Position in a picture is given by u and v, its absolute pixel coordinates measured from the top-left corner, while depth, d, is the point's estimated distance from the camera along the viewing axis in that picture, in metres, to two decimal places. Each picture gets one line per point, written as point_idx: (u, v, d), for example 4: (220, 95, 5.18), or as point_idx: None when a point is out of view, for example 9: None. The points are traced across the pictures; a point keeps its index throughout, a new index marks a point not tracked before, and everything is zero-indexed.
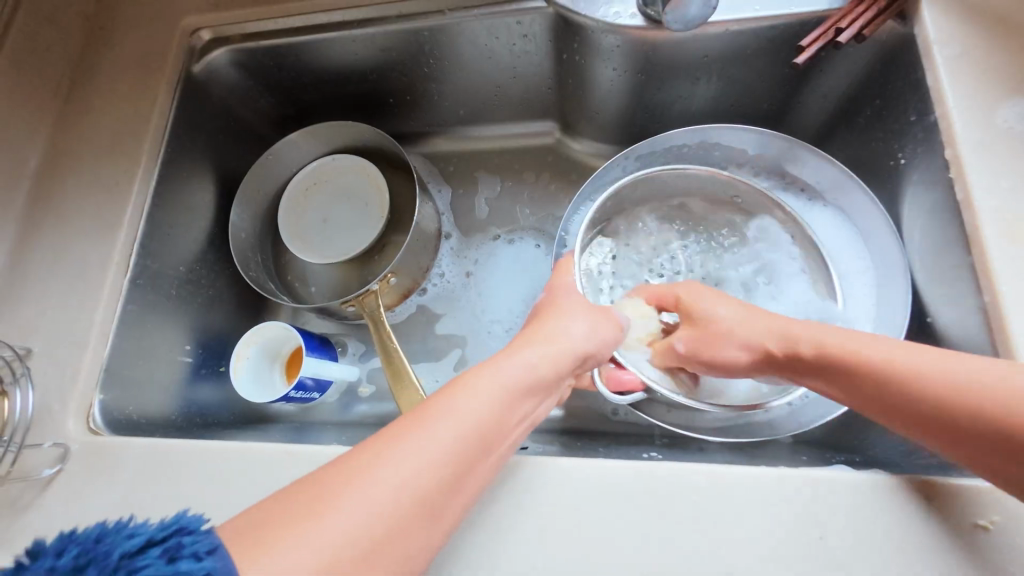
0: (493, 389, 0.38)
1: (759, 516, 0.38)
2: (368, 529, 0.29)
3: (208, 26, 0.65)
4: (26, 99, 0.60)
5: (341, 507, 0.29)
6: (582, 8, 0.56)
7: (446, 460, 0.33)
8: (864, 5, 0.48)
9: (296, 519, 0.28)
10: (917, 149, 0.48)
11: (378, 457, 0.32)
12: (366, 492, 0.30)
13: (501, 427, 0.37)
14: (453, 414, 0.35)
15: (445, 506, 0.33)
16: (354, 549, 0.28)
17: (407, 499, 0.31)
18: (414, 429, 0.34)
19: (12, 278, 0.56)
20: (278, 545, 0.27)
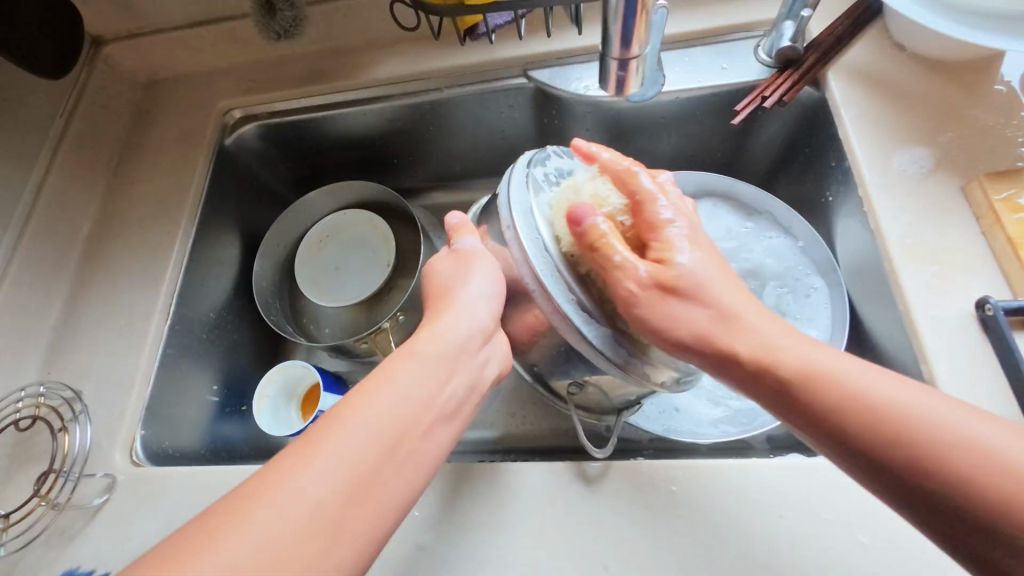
0: (414, 373, 0.43)
1: (726, 500, 0.44)
2: (326, 494, 0.35)
3: (238, 106, 0.76)
4: (82, 174, 0.70)
5: (299, 478, 0.35)
6: (557, 83, 0.67)
7: (393, 428, 0.39)
8: (785, 76, 0.59)
9: (259, 494, 0.34)
10: (841, 188, 0.58)
11: (314, 447, 0.37)
12: (318, 463, 0.36)
13: (430, 400, 0.42)
14: (396, 392, 0.41)
15: (399, 469, 0.38)
16: (307, 526, 0.33)
17: (343, 482, 0.36)
18: (344, 420, 0.39)
19: (65, 328, 0.63)
20: (227, 537, 0.32)
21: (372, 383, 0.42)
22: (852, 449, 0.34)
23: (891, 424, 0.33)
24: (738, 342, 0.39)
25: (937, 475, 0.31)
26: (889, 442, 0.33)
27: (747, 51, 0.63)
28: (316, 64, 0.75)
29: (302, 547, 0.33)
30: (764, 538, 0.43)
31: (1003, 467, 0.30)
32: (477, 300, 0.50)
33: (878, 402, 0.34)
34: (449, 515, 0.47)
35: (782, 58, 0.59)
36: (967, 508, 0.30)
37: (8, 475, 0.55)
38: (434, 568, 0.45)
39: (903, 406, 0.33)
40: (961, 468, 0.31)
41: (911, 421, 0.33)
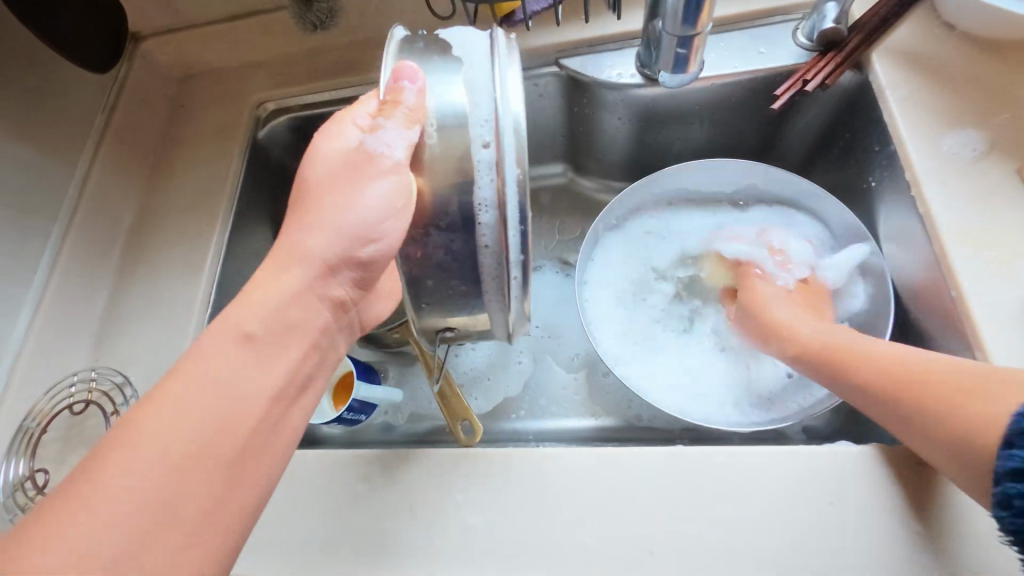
0: (253, 353, 0.39)
1: (773, 489, 0.44)
2: (157, 486, 0.34)
3: (271, 99, 0.76)
4: (123, 169, 0.71)
5: (93, 509, 0.32)
6: (590, 72, 0.66)
7: (190, 433, 0.35)
8: (827, 59, 0.57)
9: (54, 529, 0.32)
10: (884, 174, 0.57)
11: (142, 436, 0.35)
12: (117, 486, 0.33)
13: (280, 381, 0.40)
14: (204, 389, 0.37)
15: (219, 473, 0.36)
16: (136, 514, 0.33)
17: (175, 468, 0.35)
18: (168, 406, 0.36)
19: (109, 318, 0.65)
20: (65, 531, 0.32)
21: (168, 385, 0.37)
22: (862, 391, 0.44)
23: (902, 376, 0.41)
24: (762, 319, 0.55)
25: (941, 401, 0.38)
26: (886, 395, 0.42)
27: (786, 35, 0.62)
28: (348, 56, 0.75)
29: (138, 537, 0.33)
30: (808, 523, 0.43)
31: (996, 387, 0.36)
32: (361, 231, 0.43)
33: (879, 360, 0.44)
34: (491, 498, 0.48)
35: (825, 40, 0.58)
36: (952, 427, 0.37)
37: (62, 458, 0.56)
38: (478, 549, 0.46)
39: (918, 357, 0.42)
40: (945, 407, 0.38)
41: (884, 367, 0.43)
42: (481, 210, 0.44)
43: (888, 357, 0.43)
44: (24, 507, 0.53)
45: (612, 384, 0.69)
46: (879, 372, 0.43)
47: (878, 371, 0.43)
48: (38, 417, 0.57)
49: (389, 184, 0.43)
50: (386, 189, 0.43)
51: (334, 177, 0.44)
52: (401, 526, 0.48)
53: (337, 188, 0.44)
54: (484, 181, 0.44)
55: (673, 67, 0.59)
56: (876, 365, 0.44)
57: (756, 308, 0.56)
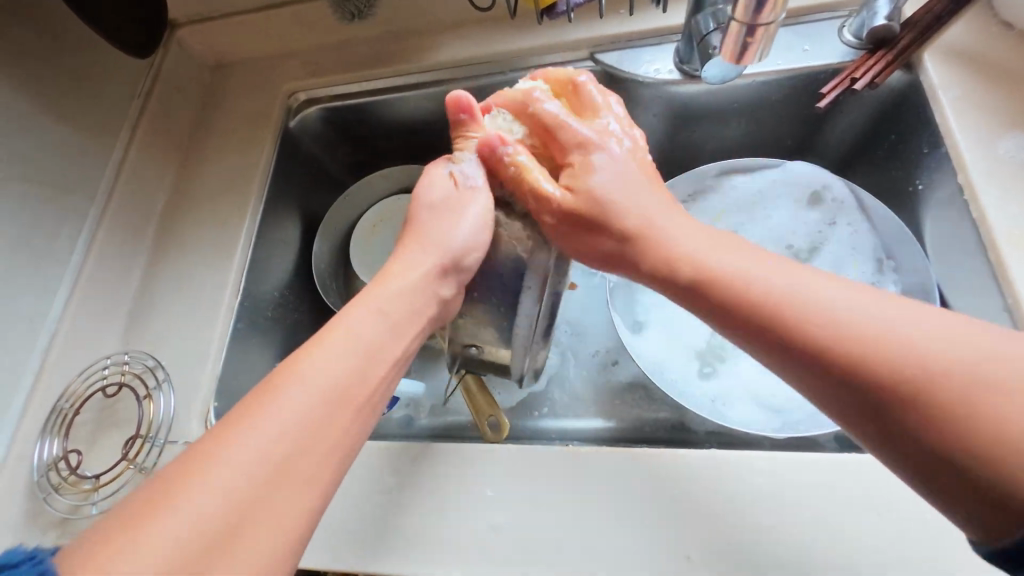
0: (356, 337, 0.41)
1: (815, 496, 0.43)
2: (264, 461, 0.34)
3: (303, 89, 0.76)
4: (157, 156, 0.72)
5: (207, 484, 0.32)
6: (627, 67, 0.65)
7: (338, 380, 0.38)
8: (875, 57, 0.56)
9: (210, 457, 0.34)
10: (932, 176, 0.55)
11: (258, 413, 0.36)
12: (227, 463, 0.33)
13: (377, 362, 0.41)
14: (347, 346, 0.40)
15: (349, 429, 0.38)
16: (245, 490, 0.33)
17: (287, 444, 0.35)
18: (285, 384, 0.37)
19: (141, 303, 0.65)
20: (171, 507, 0.31)
21: (314, 341, 0.40)
22: (839, 399, 0.33)
23: (856, 347, 0.32)
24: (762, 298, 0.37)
25: (943, 408, 0.29)
26: (838, 370, 0.33)
27: (831, 32, 0.60)
28: (380, 46, 0.74)
29: (247, 510, 0.33)
30: (850, 531, 0.42)
31: (970, 375, 0.30)
32: (455, 254, 0.47)
33: (859, 352, 0.32)
34: (522, 494, 0.47)
35: (874, 38, 0.56)
36: (938, 444, 0.30)
37: (93, 439, 0.57)
38: (510, 546, 0.45)
39: (918, 344, 0.31)
40: (985, 416, 0.28)
41: (894, 373, 0.31)
42: (527, 289, 0.49)
43: (826, 314, 0.34)
44: (58, 486, 0.54)
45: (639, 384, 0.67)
46: (855, 338, 0.33)
47: (834, 337, 0.33)
48: (73, 398, 0.58)
49: (468, 229, 0.48)
50: (467, 230, 0.48)
51: (431, 221, 0.49)
52: (431, 520, 0.47)
53: (426, 226, 0.49)
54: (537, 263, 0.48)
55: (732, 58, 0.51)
56: (867, 333, 0.33)
57: (652, 245, 0.43)
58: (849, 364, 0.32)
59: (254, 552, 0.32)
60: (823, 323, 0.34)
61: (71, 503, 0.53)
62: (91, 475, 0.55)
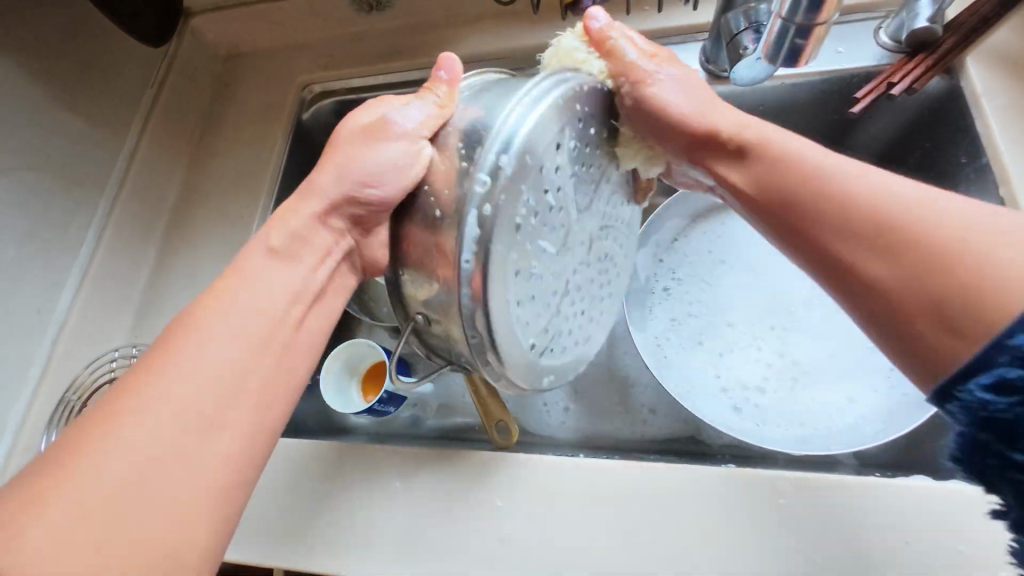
0: (257, 307, 0.36)
1: (842, 520, 0.42)
2: (146, 450, 0.30)
3: (317, 82, 0.74)
4: (168, 147, 0.71)
5: (78, 480, 0.29)
6: None
7: (245, 328, 0.35)
8: (914, 62, 0.53)
9: (108, 423, 0.30)
10: (971, 188, 0.54)
11: (135, 396, 0.31)
12: (116, 447, 0.30)
13: (282, 337, 0.36)
14: (252, 298, 0.36)
15: (241, 416, 0.33)
16: (121, 487, 0.29)
17: (166, 441, 0.31)
18: (177, 354, 0.33)
19: (150, 296, 0.64)
20: (46, 506, 0.28)
21: (211, 295, 0.36)
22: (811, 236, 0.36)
23: (905, 232, 0.31)
24: (774, 157, 0.39)
25: (903, 220, 0.32)
26: (792, 227, 0.37)
27: (866, 34, 0.57)
28: (398, 39, 0.72)
29: (132, 510, 0.29)
30: (874, 558, 0.40)
31: (974, 264, 0.29)
32: (355, 190, 0.38)
33: (846, 186, 0.34)
34: (534, 505, 0.46)
35: (915, 40, 0.54)
36: (877, 254, 0.32)
37: None
38: (520, 558, 0.44)
39: (930, 207, 0.32)
40: (926, 240, 0.31)
41: (877, 203, 0.33)
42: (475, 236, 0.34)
43: (869, 190, 0.33)
44: None
45: (653, 391, 0.65)
46: (884, 228, 0.32)
47: (854, 195, 0.34)
48: (80, 390, 0.57)
49: (397, 148, 0.37)
50: (393, 155, 0.37)
51: (349, 149, 0.40)
52: (439, 528, 0.46)
53: (348, 150, 0.40)
54: (465, 241, 0.34)
55: (782, 61, 0.49)
56: (902, 215, 0.32)
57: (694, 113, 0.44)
58: (875, 220, 0.33)
59: (187, 501, 0.31)
60: (873, 208, 0.33)
61: None
62: None
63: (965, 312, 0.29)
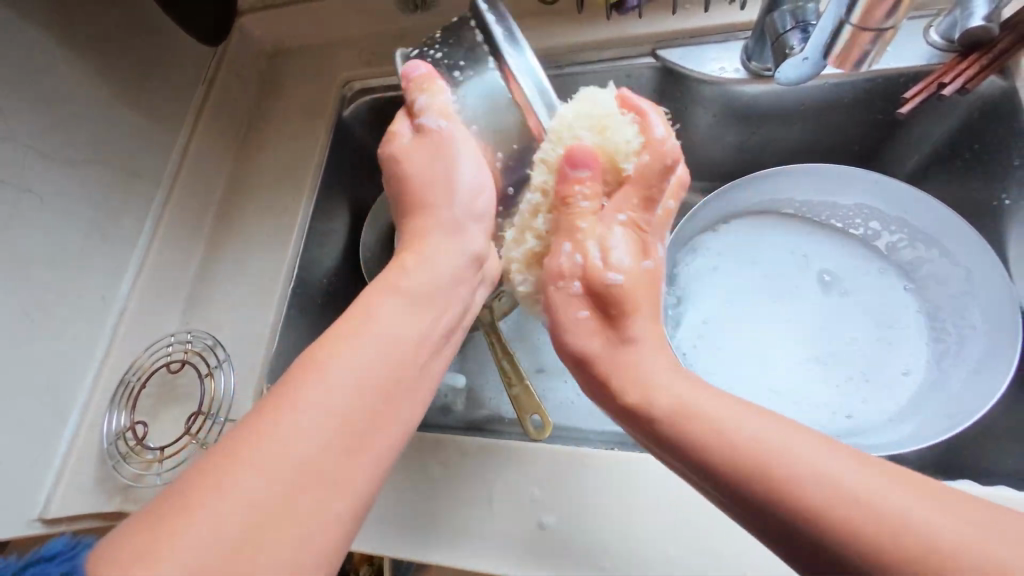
0: (394, 328, 0.39)
1: None
2: (289, 475, 0.31)
3: (358, 78, 0.76)
4: (218, 140, 0.73)
5: (225, 502, 0.29)
6: (690, 65, 0.62)
7: (380, 366, 0.37)
8: (967, 61, 0.52)
9: (262, 434, 0.31)
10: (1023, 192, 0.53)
11: (294, 411, 0.33)
12: (262, 466, 0.30)
13: (410, 363, 0.39)
14: (391, 339, 0.39)
15: (371, 446, 0.35)
16: (256, 519, 0.29)
17: (306, 461, 0.31)
18: (326, 369, 0.35)
19: (200, 284, 0.67)
20: (191, 523, 0.28)
21: (342, 328, 0.38)
22: (736, 493, 0.32)
23: (814, 524, 0.28)
24: (709, 440, 0.33)
25: (847, 519, 0.28)
26: (728, 486, 0.32)
27: (917, 33, 0.57)
28: None
29: (258, 540, 0.28)
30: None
31: (935, 567, 0.26)
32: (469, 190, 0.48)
33: (806, 487, 0.29)
34: (573, 498, 0.47)
35: (969, 40, 0.52)
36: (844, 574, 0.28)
37: (156, 412, 0.60)
38: (558, 548, 0.45)
39: (844, 484, 0.29)
40: (881, 512, 0.27)
41: (807, 492, 0.29)
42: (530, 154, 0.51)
43: (830, 486, 0.29)
44: (125, 455, 0.57)
45: None
46: (808, 496, 0.29)
47: (777, 497, 0.30)
48: (140, 371, 0.61)
49: (470, 160, 0.48)
50: (469, 157, 0.48)
51: (416, 156, 0.49)
52: (479, 514, 0.48)
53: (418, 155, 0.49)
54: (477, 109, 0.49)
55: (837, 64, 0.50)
56: (800, 484, 0.29)
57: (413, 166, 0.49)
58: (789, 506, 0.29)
59: (314, 548, 0.30)
60: (787, 475, 0.30)
61: (137, 471, 0.57)
62: (155, 447, 0.58)
63: None
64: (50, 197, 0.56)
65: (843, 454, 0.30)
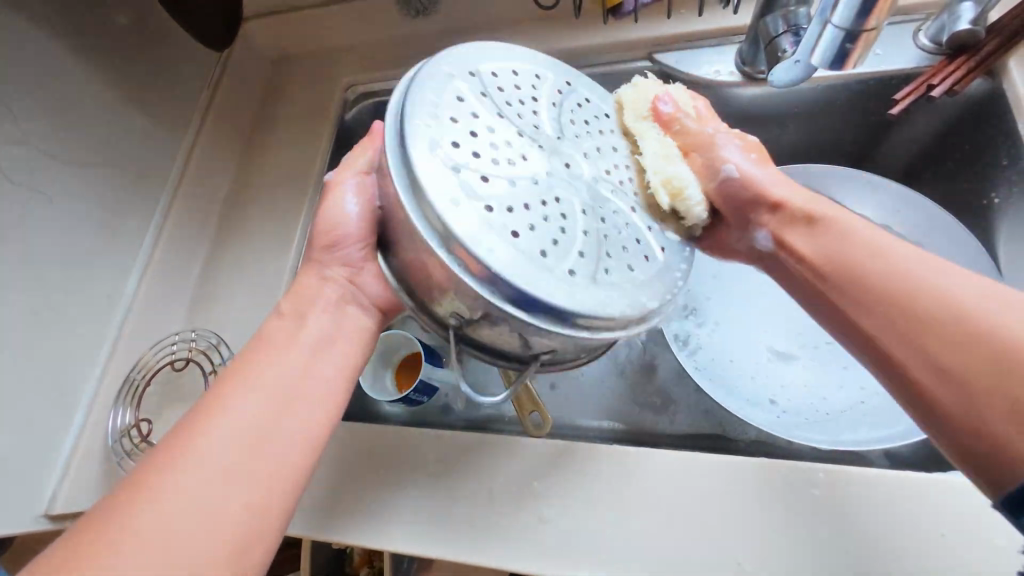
0: (285, 358, 0.42)
1: (873, 510, 0.43)
2: (191, 497, 0.35)
3: (360, 83, 0.77)
4: (222, 143, 0.75)
5: (139, 521, 0.34)
6: (686, 69, 0.64)
7: (269, 397, 0.40)
8: (954, 64, 0.54)
9: (170, 460, 0.36)
10: (1013, 190, 0.54)
11: (192, 440, 0.37)
12: (168, 492, 0.35)
13: (304, 385, 0.41)
14: (271, 368, 0.41)
15: (268, 461, 0.38)
16: (164, 535, 0.34)
17: (205, 483, 0.36)
18: (224, 399, 0.39)
19: (205, 284, 0.68)
20: (114, 539, 0.33)
21: (246, 358, 0.42)
22: (847, 323, 0.42)
23: (924, 316, 0.37)
24: (842, 246, 0.43)
25: (964, 335, 0.35)
26: (853, 294, 0.41)
27: (906, 36, 0.58)
28: (440, 43, 0.75)
29: (168, 551, 0.34)
30: (911, 549, 0.41)
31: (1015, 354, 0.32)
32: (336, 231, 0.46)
33: (920, 302, 0.37)
34: (574, 491, 0.48)
35: (954, 44, 0.54)
36: (942, 353, 0.35)
37: (160, 410, 0.60)
38: (559, 540, 0.46)
39: (970, 300, 0.36)
40: (979, 319, 0.34)
41: (922, 300, 0.37)
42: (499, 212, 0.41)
43: (938, 293, 0.37)
44: (129, 452, 0.57)
45: (683, 387, 0.66)
46: (917, 304, 0.37)
47: (888, 295, 0.39)
48: (144, 369, 0.61)
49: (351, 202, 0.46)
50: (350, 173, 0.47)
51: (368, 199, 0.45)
52: (480, 507, 0.49)
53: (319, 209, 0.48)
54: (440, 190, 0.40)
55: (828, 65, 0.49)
56: (916, 293, 0.38)
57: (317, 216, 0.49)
58: (903, 313, 0.38)
59: (218, 555, 0.35)
60: (902, 283, 0.39)
61: None
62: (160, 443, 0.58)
63: (969, 403, 0.33)
64: (58, 198, 0.57)
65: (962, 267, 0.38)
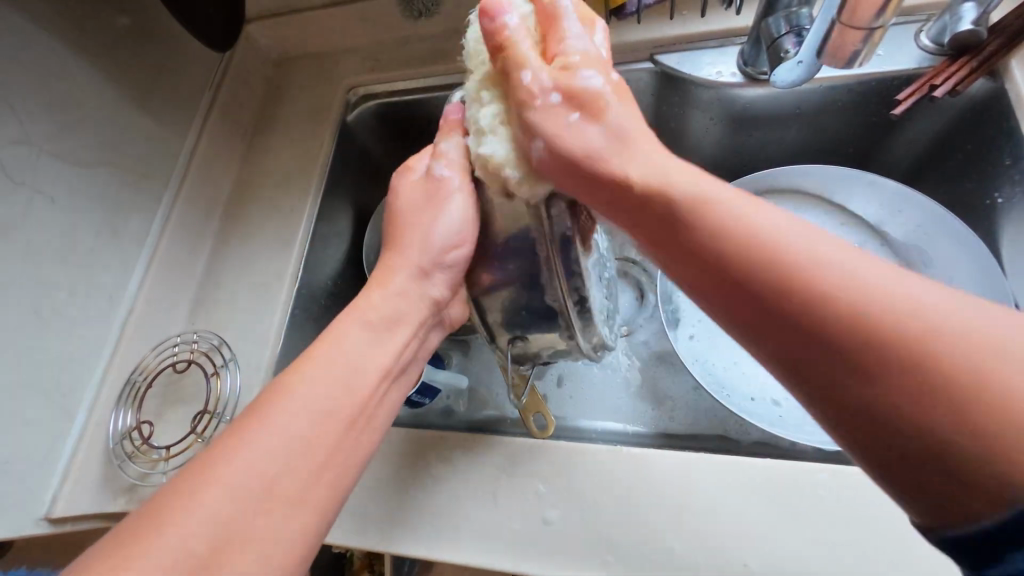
0: (357, 349, 0.41)
1: (876, 511, 0.43)
2: (257, 486, 0.33)
3: (361, 85, 0.77)
4: (224, 144, 0.75)
5: (200, 510, 0.32)
6: (688, 69, 0.64)
7: (337, 389, 0.39)
8: (957, 64, 0.54)
9: (238, 442, 0.35)
10: (1015, 190, 0.54)
11: (264, 426, 0.36)
12: (233, 482, 0.33)
13: (370, 383, 0.40)
14: (336, 373, 0.39)
15: (339, 458, 0.37)
16: (227, 527, 0.32)
17: (278, 473, 0.34)
18: (294, 388, 0.37)
19: (206, 285, 0.68)
20: (172, 523, 0.31)
21: (312, 348, 0.40)
22: (764, 350, 0.28)
23: (883, 348, 0.24)
24: (721, 235, 0.30)
25: (954, 395, 0.22)
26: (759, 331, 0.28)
27: (907, 37, 0.58)
28: (442, 45, 0.75)
29: (228, 547, 0.32)
30: (918, 549, 0.41)
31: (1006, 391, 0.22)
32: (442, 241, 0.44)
33: (892, 344, 0.24)
34: (577, 493, 0.47)
35: (957, 44, 0.54)
36: (917, 415, 0.23)
37: (161, 411, 0.60)
38: (562, 541, 0.46)
39: (919, 312, 0.24)
40: (980, 364, 0.22)
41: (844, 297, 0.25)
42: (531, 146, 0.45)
43: (886, 315, 0.24)
44: (131, 455, 0.57)
45: (685, 387, 0.66)
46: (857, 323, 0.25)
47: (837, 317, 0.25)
48: (145, 371, 0.61)
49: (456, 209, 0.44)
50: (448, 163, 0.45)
51: (411, 192, 0.47)
52: (482, 509, 0.48)
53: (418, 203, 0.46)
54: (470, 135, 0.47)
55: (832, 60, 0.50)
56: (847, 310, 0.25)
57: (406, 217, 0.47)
58: (859, 340, 0.25)
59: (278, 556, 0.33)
60: (876, 315, 0.25)
61: (143, 471, 0.56)
62: (160, 445, 0.58)
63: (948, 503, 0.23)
64: (60, 197, 0.57)
65: (870, 252, 0.27)
